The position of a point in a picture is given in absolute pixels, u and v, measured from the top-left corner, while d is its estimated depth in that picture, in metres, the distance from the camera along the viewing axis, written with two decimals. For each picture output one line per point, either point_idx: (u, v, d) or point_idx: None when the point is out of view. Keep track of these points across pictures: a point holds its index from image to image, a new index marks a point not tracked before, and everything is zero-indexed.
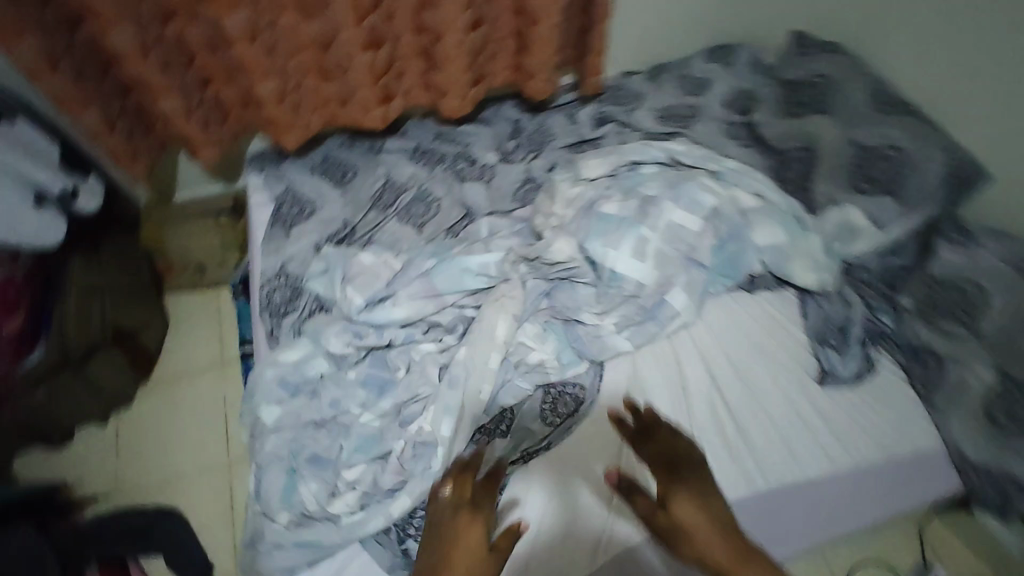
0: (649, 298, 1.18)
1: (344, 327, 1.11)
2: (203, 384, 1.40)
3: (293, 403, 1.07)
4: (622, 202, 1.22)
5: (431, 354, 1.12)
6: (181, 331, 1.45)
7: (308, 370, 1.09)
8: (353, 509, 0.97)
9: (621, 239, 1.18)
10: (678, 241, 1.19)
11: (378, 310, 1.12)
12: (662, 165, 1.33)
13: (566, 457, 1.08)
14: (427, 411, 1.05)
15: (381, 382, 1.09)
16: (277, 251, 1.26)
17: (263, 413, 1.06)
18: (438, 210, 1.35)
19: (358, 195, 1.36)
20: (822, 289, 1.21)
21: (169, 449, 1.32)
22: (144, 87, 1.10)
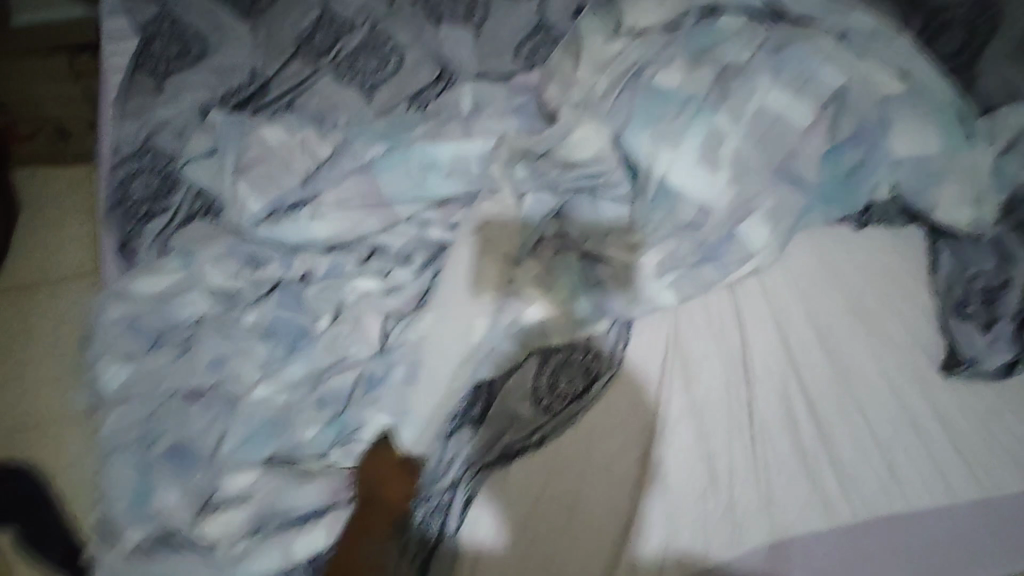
0: (716, 228, 0.74)
1: (232, 249, 0.73)
2: (72, 298, 0.99)
3: (151, 361, 0.69)
4: (687, 73, 0.78)
5: (370, 297, 0.72)
6: (39, 223, 1.04)
7: (177, 311, 0.71)
8: (236, 537, 0.61)
9: (679, 133, 0.74)
10: (771, 139, 0.74)
11: (287, 225, 0.73)
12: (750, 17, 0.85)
13: (559, 459, 0.68)
14: (358, 389, 0.68)
15: (291, 335, 0.71)
16: (141, 112, 0.81)
17: (106, 374, 0.69)
18: (399, 64, 0.88)
19: (278, 34, 0.89)
20: (972, 232, 0.79)
21: (15, 387, 0.94)
22: None
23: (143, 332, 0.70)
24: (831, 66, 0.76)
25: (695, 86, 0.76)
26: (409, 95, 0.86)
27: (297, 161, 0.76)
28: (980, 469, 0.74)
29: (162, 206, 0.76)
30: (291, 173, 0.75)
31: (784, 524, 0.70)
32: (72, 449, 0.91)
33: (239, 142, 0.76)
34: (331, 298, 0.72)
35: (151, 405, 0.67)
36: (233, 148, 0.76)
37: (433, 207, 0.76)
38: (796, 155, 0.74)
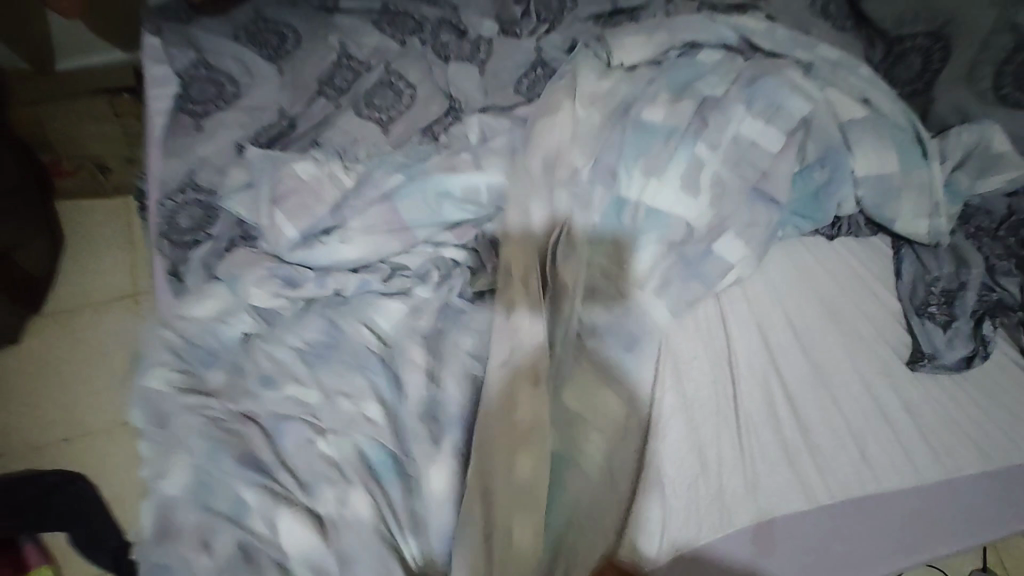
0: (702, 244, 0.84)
1: (271, 272, 0.82)
2: (117, 317, 1.08)
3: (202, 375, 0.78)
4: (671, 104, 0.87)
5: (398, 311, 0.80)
6: (83, 249, 1.13)
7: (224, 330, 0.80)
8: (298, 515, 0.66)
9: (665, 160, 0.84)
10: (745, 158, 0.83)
11: (318, 248, 0.82)
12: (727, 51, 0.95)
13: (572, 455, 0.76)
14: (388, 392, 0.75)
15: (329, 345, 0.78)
16: (183, 151, 0.90)
17: (162, 386, 0.77)
18: (411, 99, 0.97)
19: (301, 75, 0.98)
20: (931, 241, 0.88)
21: (67, 401, 1.03)
22: None
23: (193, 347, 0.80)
24: (799, 96, 0.85)
25: (677, 117, 0.86)
26: (422, 127, 0.95)
27: (326, 191, 0.85)
28: (943, 453, 0.83)
29: (205, 234, 0.85)
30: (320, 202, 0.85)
31: (768, 506, 0.79)
32: (122, 455, 1.00)
33: (273, 175, 0.85)
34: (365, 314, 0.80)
35: (198, 413, 0.73)
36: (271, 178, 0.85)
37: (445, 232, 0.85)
38: (770, 176, 0.84)
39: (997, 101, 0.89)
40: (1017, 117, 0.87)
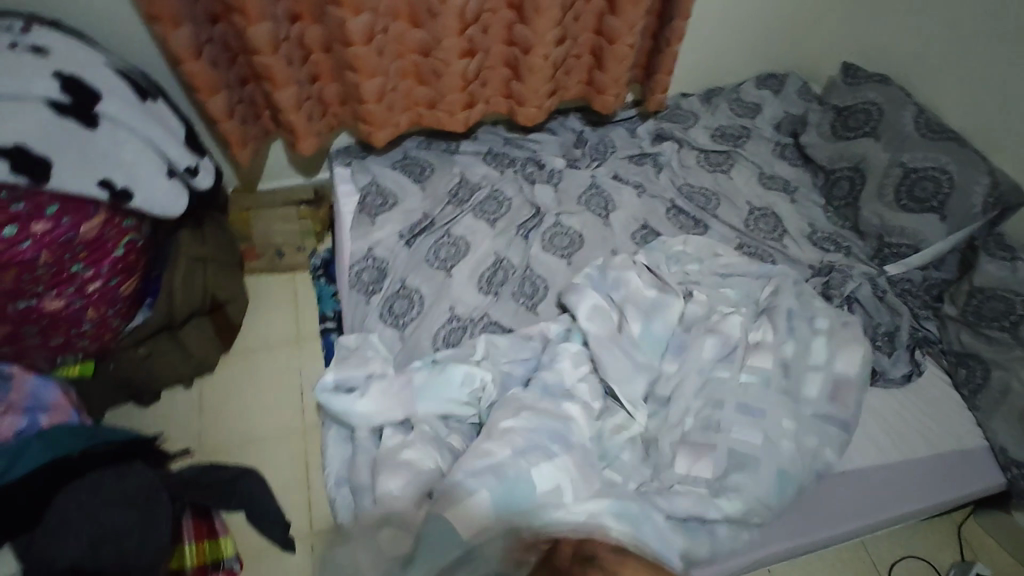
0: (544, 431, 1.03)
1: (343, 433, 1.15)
2: (286, 356, 1.47)
3: None
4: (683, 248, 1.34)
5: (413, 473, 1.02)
6: (260, 307, 1.53)
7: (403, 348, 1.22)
8: None
9: (579, 370, 1.13)
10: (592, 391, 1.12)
11: (343, 396, 1.12)
12: (707, 189, 1.51)
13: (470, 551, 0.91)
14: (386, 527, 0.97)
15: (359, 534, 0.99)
16: (364, 235, 1.37)
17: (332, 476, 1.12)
18: (509, 208, 1.45)
19: (436, 190, 1.47)
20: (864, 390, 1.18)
21: (248, 413, 1.38)
22: (266, 78, 1.18)
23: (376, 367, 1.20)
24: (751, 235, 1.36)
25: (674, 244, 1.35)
26: (517, 224, 1.42)
27: (465, 261, 1.34)
28: (899, 442, 1.17)
29: (379, 286, 1.30)
30: (452, 278, 1.31)
31: None
32: (288, 454, 1.33)
33: (429, 260, 1.33)
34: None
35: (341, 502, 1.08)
36: (430, 264, 1.33)
37: (530, 295, 1.31)
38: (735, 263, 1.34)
39: (901, 209, 1.34)
40: (916, 218, 1.32)
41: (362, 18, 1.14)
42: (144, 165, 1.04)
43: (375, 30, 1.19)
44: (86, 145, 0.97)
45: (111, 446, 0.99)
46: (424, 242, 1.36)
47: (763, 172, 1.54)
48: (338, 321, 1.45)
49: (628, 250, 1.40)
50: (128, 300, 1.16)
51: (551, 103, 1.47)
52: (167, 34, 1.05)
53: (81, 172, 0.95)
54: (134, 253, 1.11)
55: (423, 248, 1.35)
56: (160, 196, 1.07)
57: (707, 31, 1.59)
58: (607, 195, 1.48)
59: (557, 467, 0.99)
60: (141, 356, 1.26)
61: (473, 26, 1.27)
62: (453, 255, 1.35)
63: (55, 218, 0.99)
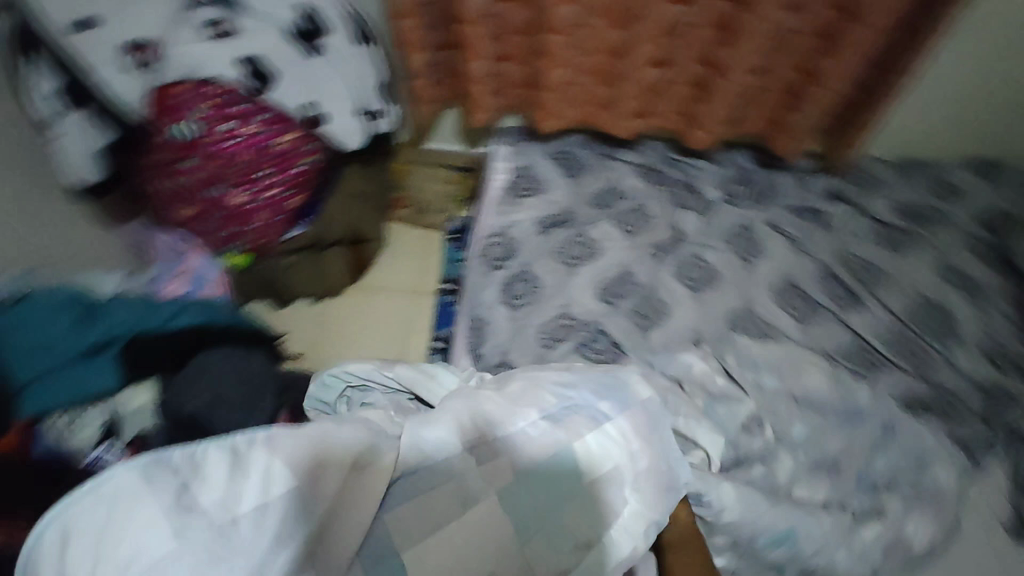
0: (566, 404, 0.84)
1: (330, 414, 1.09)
2: (402, 303, 1.55)
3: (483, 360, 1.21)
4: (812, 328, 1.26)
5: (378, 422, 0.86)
6: (392, 252, 1.64)
7: (509, 329, 1.24)
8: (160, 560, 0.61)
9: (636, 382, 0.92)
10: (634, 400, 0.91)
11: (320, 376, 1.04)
12: (875, 265, 1.35)
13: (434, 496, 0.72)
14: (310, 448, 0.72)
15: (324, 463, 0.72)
16: (505, 214, 1.41)
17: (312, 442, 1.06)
18: (650, 225, 1.41)
19: (583, 190, 1.47)
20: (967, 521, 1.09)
21: (355, 342, 1.48)
22: (465, 47, 1.25)
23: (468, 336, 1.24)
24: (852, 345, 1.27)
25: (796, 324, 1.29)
26: (653, 244, 1.38)
27: (591, 265, 1.33)
28: None
29: (504, 264, 1.33)
30: (574, 278, 1.31)
31: None
32: None
33: (557, 254, 1.35)
34: (585, 358, 1.20)
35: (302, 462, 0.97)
36: (556, 257, 1.34)
37: (644, 316, 1.27)
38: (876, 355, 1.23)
39: None
40: None
41: (568, 9, 1.17)
42: (343, 100, 1.15)
43: (577, 23, 1.21)
44: (304, 70, 1.09)
45: (247, 331, 1.11)
46: (557, 236, 1.37)
47: (948, 264, 1.35)
48: (456, 286, 1.50)
49: (764, 303, 1.30)
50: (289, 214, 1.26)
51: (725, 131, 1.42)
52: None
53: (293, 92, 1.09)
54: (309, 175, 1.21)
55: (554, 240, 1.37)
56: (347, 131, 1.18)
57: (933, 95, 1.42)
58: (756, 241, 1.39)
59: (598, 442, 0.79)
60: (286, 265, 1.38)
61: (671, 38, 1.25)
62: (582, 255, 1.34)
63: (259, 122, 1.09)
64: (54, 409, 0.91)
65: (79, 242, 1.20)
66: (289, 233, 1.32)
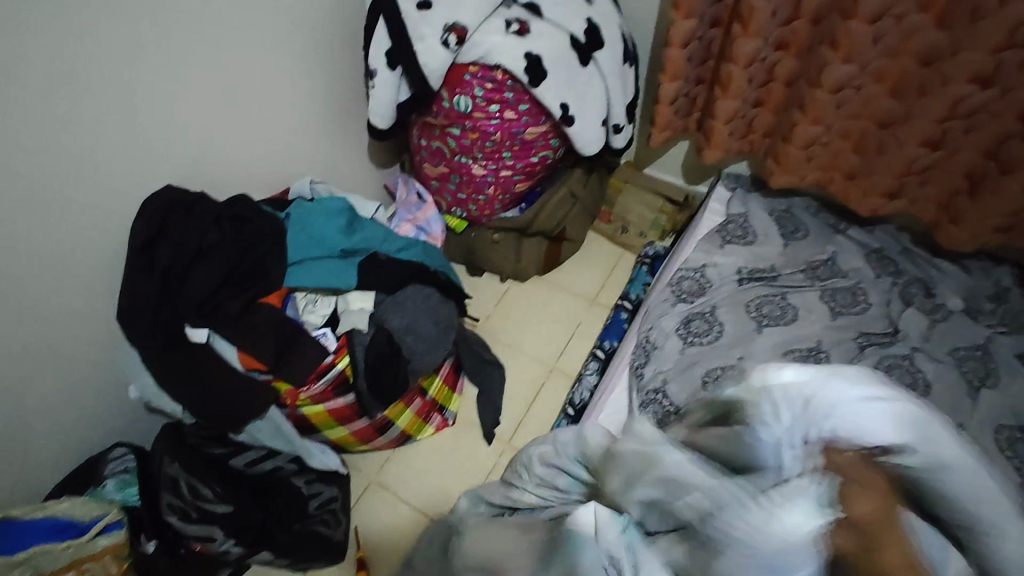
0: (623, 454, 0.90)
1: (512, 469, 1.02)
2: (577, 305, 1.61)
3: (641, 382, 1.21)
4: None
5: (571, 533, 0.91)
6: (582, 258, 1.71)
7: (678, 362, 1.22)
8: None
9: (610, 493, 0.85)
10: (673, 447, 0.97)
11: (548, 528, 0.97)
12: None
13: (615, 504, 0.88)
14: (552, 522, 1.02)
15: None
16: (707, 253, 1.37)
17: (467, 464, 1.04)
18: (864, 311, 1.29)
19: (797, 254, 1.39)
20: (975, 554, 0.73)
21: (525, 325, 1.57)
22: (722, 85, 1.27)
23: (633, 353, 1.25)
24: None
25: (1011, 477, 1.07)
26: (862, 331, 1.26)
27: (783, 330, 1.25)
28: None
29: (690, 300, 1.30)
30: (759, 336, 1.24)
31: None
32: (531, 375, 1.49)
33: (750, 306, 1.29)
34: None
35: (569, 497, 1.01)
36: (746, 311, 1.28)
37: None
38: None
39: None
40: None
41: (847, 67, 1.12)
42: (593, 108, 1.25)
43: (849, 85, 1.16)
44: (571, 74, 1.19)
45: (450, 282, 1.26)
46: (755, 290, 1.31)
47: None
48: (634, 306, 1.52)
49: (979, 439, 1.11)
50: (510, 196, 1.43)
51: (991, 239, 1.23)
52: (676, 21, 1.19)
53: (554, 92, 1.18)
54: (539, 167, 1.36)
55: (749, 293, 1.31)
56: (585, 136, 1.28)
57: None
58: (993, 368, 1.19)
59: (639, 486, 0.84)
60: (491, 239, 1.54)
61: (958, 120, 1.13)
62: (776, 317, 1.27)
63: (520, 110, 1.24)
64: (302, 287, 1.09)
65: (350, 172, 1.45)
66: (504, 213, 1.48)
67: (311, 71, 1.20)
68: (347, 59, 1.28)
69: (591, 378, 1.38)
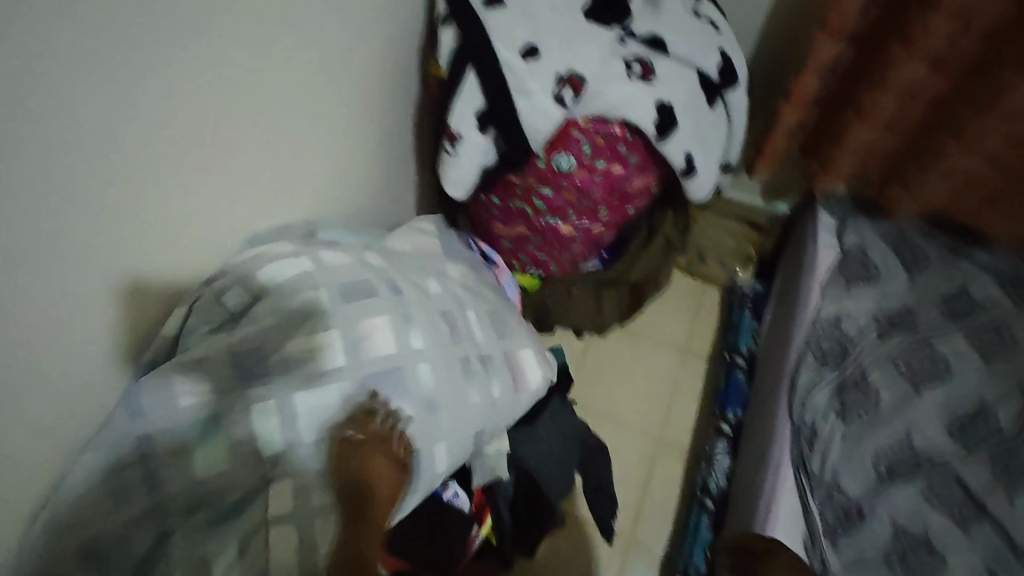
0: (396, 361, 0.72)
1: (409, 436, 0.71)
2: (670, 358, 1.43)
3: (807, 482, 1.02)
4: None
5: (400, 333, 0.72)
6: (662, 299, 1.51)
7: (834, 445, 1.07)
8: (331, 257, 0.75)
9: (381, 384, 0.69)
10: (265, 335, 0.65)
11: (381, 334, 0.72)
12: None
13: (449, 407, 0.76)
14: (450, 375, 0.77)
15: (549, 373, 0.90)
16: (836, 301, 1.20)
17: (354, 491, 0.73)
18: (1013, 352, 1.16)
19: (927, 289, 1.23)
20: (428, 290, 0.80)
21: (617, 392, 1.39)
22: (859, 113, 1.07)
23: (795, 446, 1.05)
24: None
25: None
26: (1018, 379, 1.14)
27: (940, 390, 1.13)
28: None
29: (834, 362, 1.14)
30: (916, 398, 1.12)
31: None
32: (641, 452, 1.32)
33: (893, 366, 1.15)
34: (930, 506, 1.03)
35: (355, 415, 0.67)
36: (897, 369, 1.15)
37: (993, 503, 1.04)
38: None
39: None
40: None
41: None
42: (714, 152, 1.02)
43: None
44: (701, 120, 0.96)
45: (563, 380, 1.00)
46: (899, 341, 1.17)
47: None
48: (748, 362, 1.33)
49: None
50: (591, 241, 1.13)
51: None
52: (822, 47, 0.98)
53: (682, 142, 0.94)
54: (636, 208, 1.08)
55: (892, 345, 1.17)
56: (699, 180, 1.02)
57: None
58: None
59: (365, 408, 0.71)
60: (567, 294, 1.30)
61: None
62: (926, 372, 1.14)
63: (630, 162, 0.99)
64: None
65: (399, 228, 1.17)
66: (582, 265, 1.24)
67: (366, 127, 0.94)
68: (391, 108, 1.01)
69: (723, 459, 1.21)
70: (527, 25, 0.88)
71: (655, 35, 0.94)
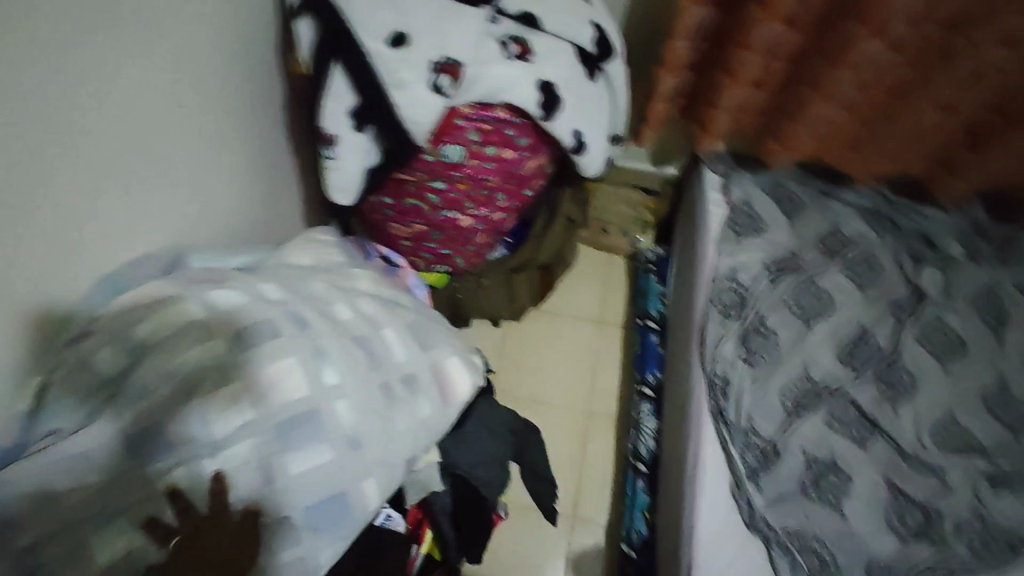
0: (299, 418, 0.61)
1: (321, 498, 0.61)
2: (587, 331, 1.45)
3: (726, 431, 1.08)
4: None
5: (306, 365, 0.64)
6: (572, 274, 1.52)
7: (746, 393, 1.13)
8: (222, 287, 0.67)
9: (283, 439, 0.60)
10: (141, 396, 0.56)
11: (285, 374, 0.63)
12: None
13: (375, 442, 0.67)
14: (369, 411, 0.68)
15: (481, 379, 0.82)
16: (729, 254, 1.26)
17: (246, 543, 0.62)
18: (884, 278, 1.27)
19: (806, 232, 1.32)
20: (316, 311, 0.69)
21: (541, 373, 1.39)
22: (729, 74, 1.12)
23: (711, 399, 1.10)
24: None
25: None
26: (891, 303, 1.25)
27: (829, 324, 1.22)
28: None
29: (735, 313, 1.21)
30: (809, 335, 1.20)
31: None
32: (572, 429, 1.34)
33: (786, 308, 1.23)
34: (833, 432, 1.11)
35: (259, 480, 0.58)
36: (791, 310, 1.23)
37: (885, 421, 1.13)
38: None
39: None
40: None
41: (873, 43, 1.05)
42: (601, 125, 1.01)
43: (871, 61, 1.09)
44: (584, 96, 0.95)
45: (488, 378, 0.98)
46: (789, 284, 1.25)
47: None
48: (661, 324, 1.37)
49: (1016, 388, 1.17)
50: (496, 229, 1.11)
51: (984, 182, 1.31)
52: (687, 13, 1.00)
53: (568, 120, 0.93)
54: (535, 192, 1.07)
55: (784, 289, 1.25)
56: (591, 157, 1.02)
57: None
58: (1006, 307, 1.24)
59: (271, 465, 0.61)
60: (478, 284, 1.27)
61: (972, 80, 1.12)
62: (815, 309, 1.23)
63: (520, 146, 0.96)
64: None
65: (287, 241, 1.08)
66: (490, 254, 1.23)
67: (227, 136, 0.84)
68: (260, 116, 0.93)
69: (649, 422, 1.25)
70: (391, 10, 0.81)
71: (527, 11, 0.90)
